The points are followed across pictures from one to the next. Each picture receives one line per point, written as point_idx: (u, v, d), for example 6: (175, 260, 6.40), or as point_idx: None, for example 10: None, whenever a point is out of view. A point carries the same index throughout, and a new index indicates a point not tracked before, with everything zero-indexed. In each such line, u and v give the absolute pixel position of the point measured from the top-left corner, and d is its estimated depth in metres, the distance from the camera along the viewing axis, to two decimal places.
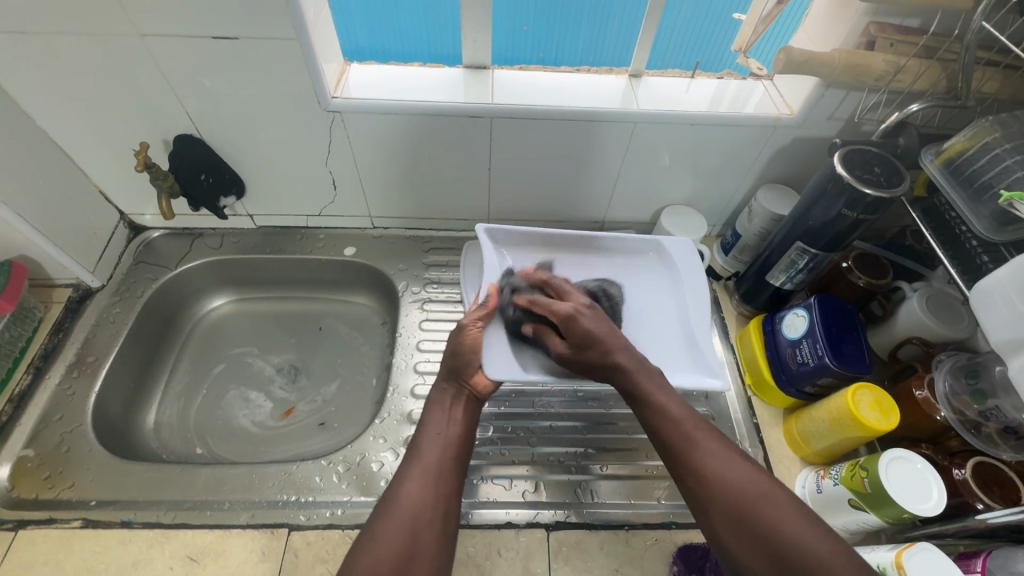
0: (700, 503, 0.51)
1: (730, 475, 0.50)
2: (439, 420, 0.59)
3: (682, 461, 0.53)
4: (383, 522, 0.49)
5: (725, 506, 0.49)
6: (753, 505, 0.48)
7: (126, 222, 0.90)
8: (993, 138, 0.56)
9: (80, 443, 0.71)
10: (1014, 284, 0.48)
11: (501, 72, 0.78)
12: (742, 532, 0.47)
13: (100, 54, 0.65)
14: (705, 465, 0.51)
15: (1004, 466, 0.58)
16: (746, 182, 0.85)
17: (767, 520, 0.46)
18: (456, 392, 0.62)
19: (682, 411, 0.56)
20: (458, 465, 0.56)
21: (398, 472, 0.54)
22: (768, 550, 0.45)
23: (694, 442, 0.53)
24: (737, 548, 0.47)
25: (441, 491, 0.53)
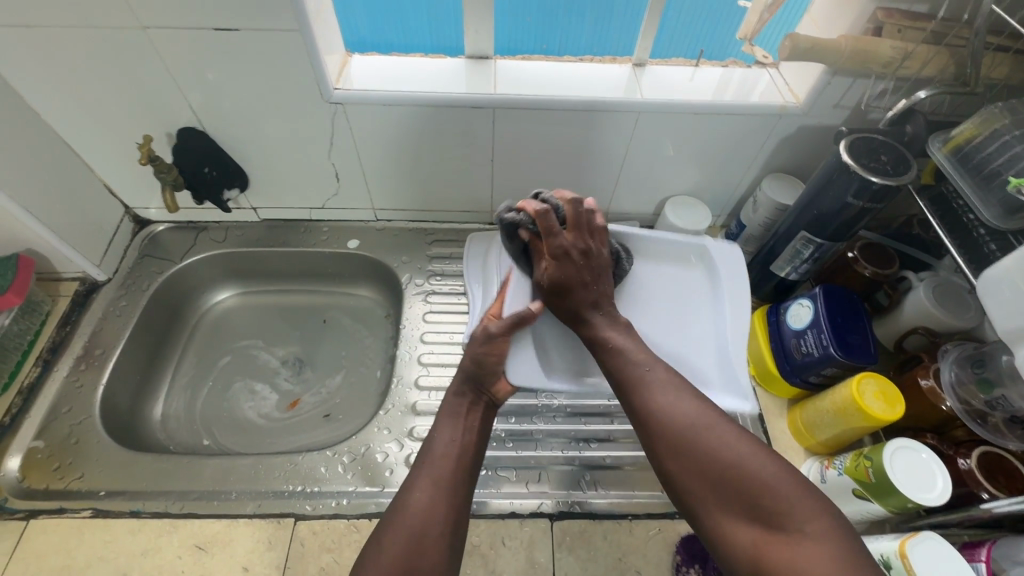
0: (649, 436, 0.52)
1: (678, 410, 0.51)
2: (452, 430, 0.57)
3: (631, 399, 0.54)
4: (391, 530, 0.50)
5: (672, 440, 0.50)
6: (700, 435, 0.49)
7: (131, 216, 0.90)
8: (1003, 124, 0.55)
9: (89, 434, 0.72)
10: (1021, 272, 0.47)
11: (503, 63, 0.77)
12: (685, 456, 0.49)
13: (102, 47, 0.65)
14: (655, 401, 0.52)
15: (1010, 455, 0.58)
16: (751, 172, 0.84)
17: (713, 450, 0.48)
18: (472, 399, 0.61)
19: (639, 353, 0.57)
20: (468, 474, 0.55)
21: (409, 479, 0.54)
22: (714, 476, 0.47)
23: (644, 383, 0.54)
24: (683, 476, 0.49)
25: (450, 502, 0.52)
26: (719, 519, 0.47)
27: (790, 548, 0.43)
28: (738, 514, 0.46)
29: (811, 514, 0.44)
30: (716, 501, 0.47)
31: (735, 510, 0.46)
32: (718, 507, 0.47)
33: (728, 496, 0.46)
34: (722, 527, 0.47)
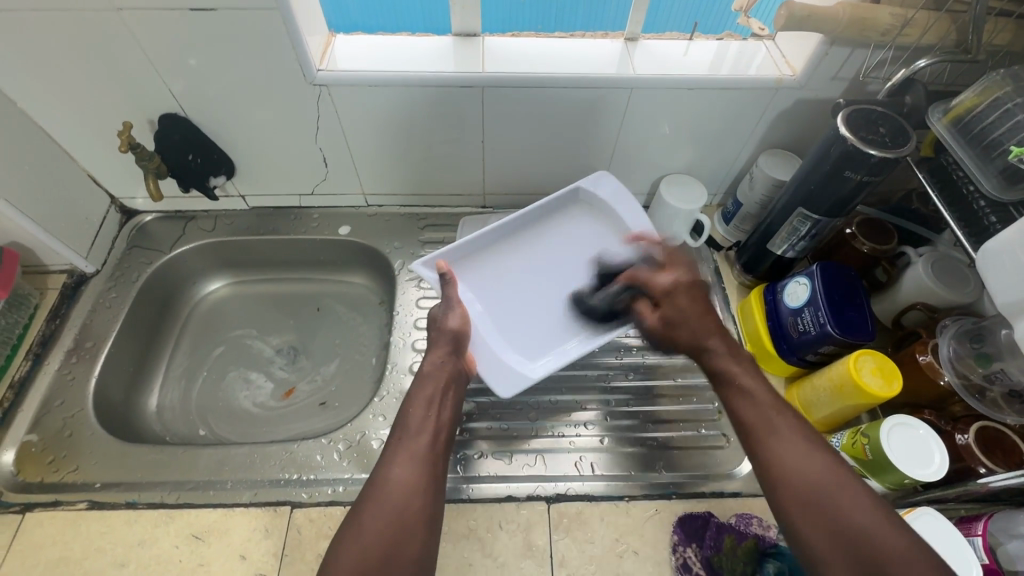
0: (772, 486, 0.50)
1: (811, 466, 0.48)
2: (426, 406, 0.58)
3: (755, 447, 0.52)
4: (369, 506, 0.49)
5: (798, 491, 0.48)
6: (835, 497, 0.46)
7: (118, 206, 0.89)
8: (1004, 92, 0.54)
9: (82, 427, 0.71)
10: (1022, 244, 0.46)
11: (491, 40, 0.75)
12: (817, 518, 0.46)
13: (75, 30, 0.63)
14: (786, 455, 0.50)
15: (1009, 430, 0.57)
16: (748, 148, 0.82)
17: (852, 518, 0.45)
18: (446, 379, 0.61)
19: (767, 395, 0.54)
20: (441, 450, 0.56)
21: (387, 454, 0.54)
22: (848, 546, 0.44)
23: (778, 433, 0.51)
24: (812, 533, 0.46)
25: (429, 475, 0.52)
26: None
27: None
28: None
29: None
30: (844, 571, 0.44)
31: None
32: None
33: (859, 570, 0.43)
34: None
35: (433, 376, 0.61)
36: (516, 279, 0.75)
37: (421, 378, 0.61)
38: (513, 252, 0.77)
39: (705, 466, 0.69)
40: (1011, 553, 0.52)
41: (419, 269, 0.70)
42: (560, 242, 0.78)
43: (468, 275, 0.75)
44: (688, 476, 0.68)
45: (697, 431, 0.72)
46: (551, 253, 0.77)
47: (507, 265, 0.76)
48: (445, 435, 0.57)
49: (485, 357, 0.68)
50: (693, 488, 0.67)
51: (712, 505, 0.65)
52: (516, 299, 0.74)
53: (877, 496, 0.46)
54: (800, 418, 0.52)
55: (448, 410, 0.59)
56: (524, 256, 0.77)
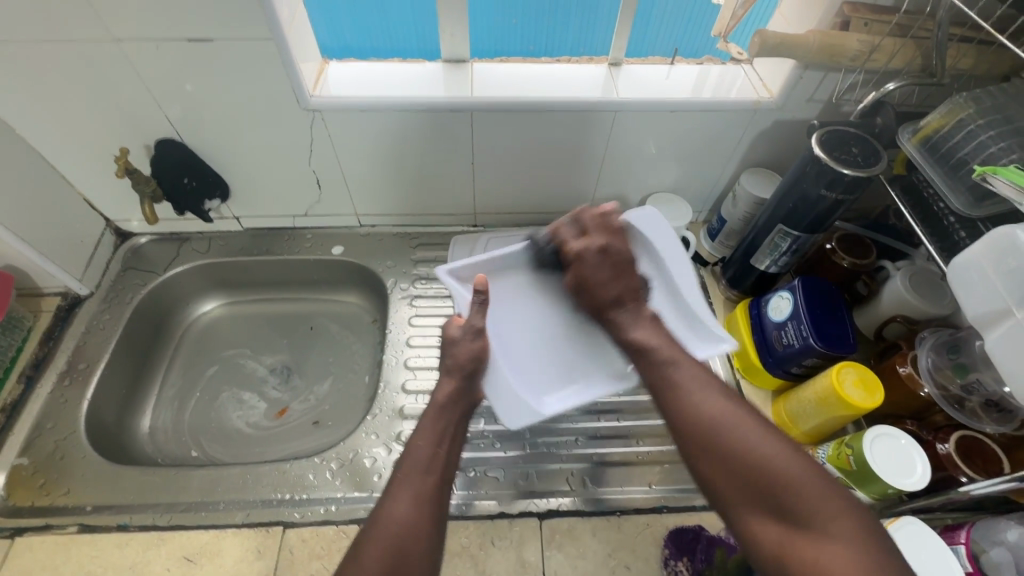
0: (676, 433, 0.48)
1: (708, 404, 0.47)
2: (430, 443, 0.55)
3: (659, 394, 0.50)
4: (370, 544, 0.47)
5: (701, 430, 0.46)
6: (729, 431, 0.45)
7: (113, 229, 0.90)
8: (967, 113, 0.56)
9: (74, 449, 0.71)
10: (990, 256, 0.48)
11: (480, 65, 0.78)
12: (716, 459, 0.45)
13: (75, 62, 0.65)
14: (686, 392, 0.48)
15: (988, 438, 0.59)
16: (731, 167, 0.85)
17: (750, 447, 0.44)
18: (461, 414, 0.59)
19: (669, 350, 0.52)
20: (449, 486, 0.54)
21: (391, 488, 0.52)
22: (749, 479, 0.43)
23: (674, 375, 0.50)
24: (711, 476, 0.45)
25: (433, 516, 0.50)
26: (751, 521, 0.43)
27: (814, 549, 0.40)
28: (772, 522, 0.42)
29: (847, 525, 0.40)
30: (749, 509, 0.43)
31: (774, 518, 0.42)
32: (748, 514, 0.43)
33: (760, 499, 0.43)
34: (746, 527, 0.43)
35: (451, 409, 0.58)
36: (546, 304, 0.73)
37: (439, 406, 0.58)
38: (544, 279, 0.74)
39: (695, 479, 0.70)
40: (993, 560, 0.52)
41: (443, 276, 0.69)
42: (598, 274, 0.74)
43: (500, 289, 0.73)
44: (679, 490, 0.69)
45: None
46: None
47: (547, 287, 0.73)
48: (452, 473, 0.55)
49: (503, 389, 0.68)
50: (684, 502, 0.68)
51: (703, 519, 0.66)
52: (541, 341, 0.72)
53: (769, 429, 0.45)
54: (700, 367, 0.50)
55: (458, 446, 0.57)
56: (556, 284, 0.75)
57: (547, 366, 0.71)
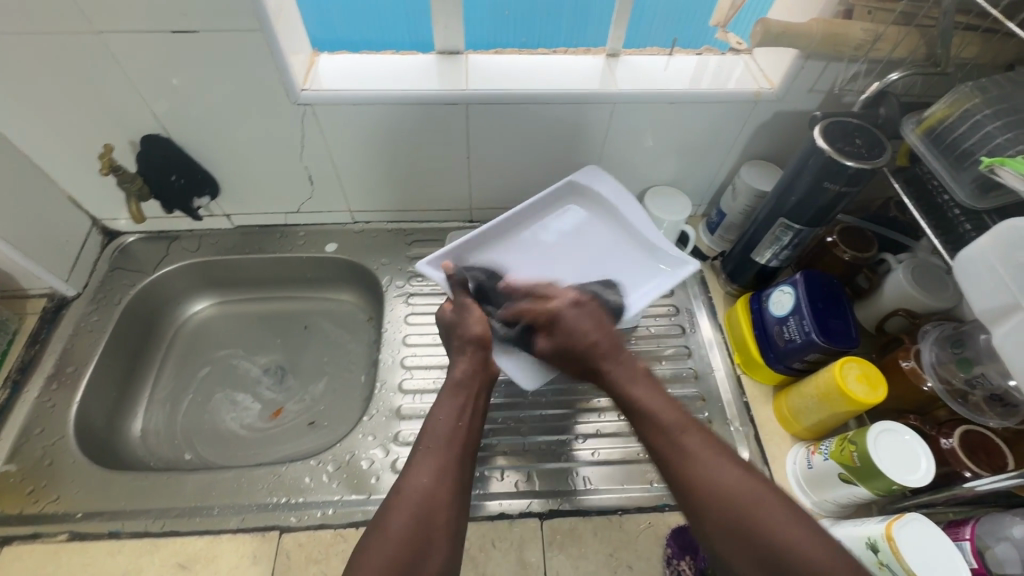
0: (693, 512, 0.51)
1: (731, 483, 0.50)
2: (452, 416, 0.57)
3: (669, 469, 0.53)
4: (394, 513, 0.50)
5: (718, 513, 0.49)
6: (754, 510, 0.48)
7: (99, 228, 0.88)
8: (974, 103, 0.55)
9: (64, 455, 0.69)
10: (997, 251, 0.47)
11: (475, 56, 0.76)
12: (736, 540, 0.48)
13: (54, 55, 0.62)
14: (696, 470, 0.51)
15: (991, 434, 0.58)
16: (730, 159, 0.83)
17: (763, 531, 0.47)
18: (478, 386, 0.60)
19: (674, 416, 0.55)
20: (470, 458, 0.56)
21: (415, 461, 0.54)
22: (769, 562, 0.46)
23: (684, 449, 0.53)
24: (727, 551, 0.49)
25: (454, 487, 0.53)
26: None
27: None
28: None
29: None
30: None
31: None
32: None
33: None
34: None
35: (469, 381, 0.60)
36: (517, 274, 0.75)
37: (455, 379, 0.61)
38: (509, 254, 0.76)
39: None
40: (998, 556, 0.52)
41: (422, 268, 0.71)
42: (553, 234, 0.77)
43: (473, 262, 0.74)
44: None
45: None
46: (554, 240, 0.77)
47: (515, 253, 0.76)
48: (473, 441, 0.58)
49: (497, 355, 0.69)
50: None
51: None
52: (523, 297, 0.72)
53: (794, 510, 0.48)
54: (705, 437, 0.53)
55: (479, 417, 0.60)
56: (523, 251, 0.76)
57: None
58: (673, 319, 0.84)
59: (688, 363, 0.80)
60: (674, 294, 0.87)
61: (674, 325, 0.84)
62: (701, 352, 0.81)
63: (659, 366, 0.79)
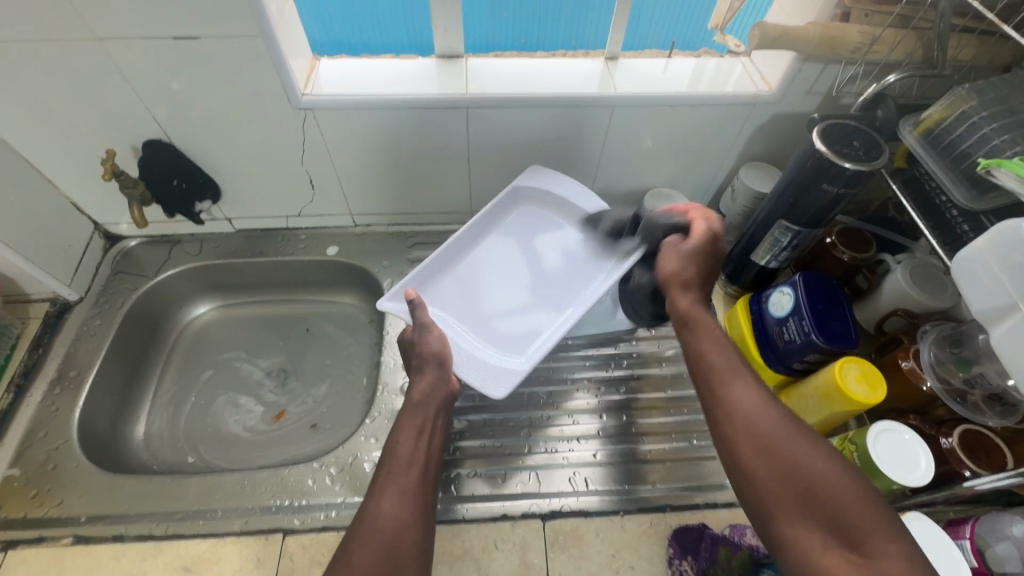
0: (724, 435, 0.50)
1: (759, 410, 0.50)
2: (411, 441, 0.57)
3: (707, 381, 0.54)
4: (356, 548, 0.48)
5: (750, 430, 0.49)
6: (778, 440, 0.48)
7: (102, 232, 0.88)
8: (971, 105, 0.55)
9: (67, 459, 0.70)
10: (993, 251, 0.48)
11: (475, 60, 0.76)
12: (761, 453, 0.47)
13: (58, 62, 0.63)
14: (730, 390, 0.52)
15: (990, 432, 0.59)
16: (730, 161, 0.84)
17: (795, 456, 0.46)
18: (438, 404, 0.60)
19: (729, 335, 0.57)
20: (432, 482, 0.56)
21: (376, 489, 0.53)
22: (790, 474, 0.45)
23: (720, 371, 0.54)
24: (751, 472, 0.48)
25: (417, 510, 0.52)
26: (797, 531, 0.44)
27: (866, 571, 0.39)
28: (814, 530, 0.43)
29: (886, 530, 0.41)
30: (787, 498, 0.45)
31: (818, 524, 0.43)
32: (789, 513, 0.44)
33: (801, 499, 0.44)
34: (786, 533, 0.44)
35: (425, 402, 0.60)
36: (476, 287, 0.73)
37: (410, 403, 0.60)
38: (466, 271, 0.75)
39: (699, 477, 0.70)
40: (998, 555, 0.52)
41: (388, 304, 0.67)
42: (506, 244, 0.78)
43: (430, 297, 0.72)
44: (682, 487, 0.69)
45: (689, 442, 0.73)
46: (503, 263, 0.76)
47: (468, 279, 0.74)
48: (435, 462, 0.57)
49: (471, 365, 0.66)
50: (687, 500, 0.67)
51: (706, 516, 0.66)
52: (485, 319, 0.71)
53: (803, 431, 0.48)
54: (754, 380, 0.53)
55: (439, 437, 0.59)
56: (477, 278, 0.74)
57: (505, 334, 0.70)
58: None
59: None
60: None
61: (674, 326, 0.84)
62: None
63: (660, 368, 0.80)
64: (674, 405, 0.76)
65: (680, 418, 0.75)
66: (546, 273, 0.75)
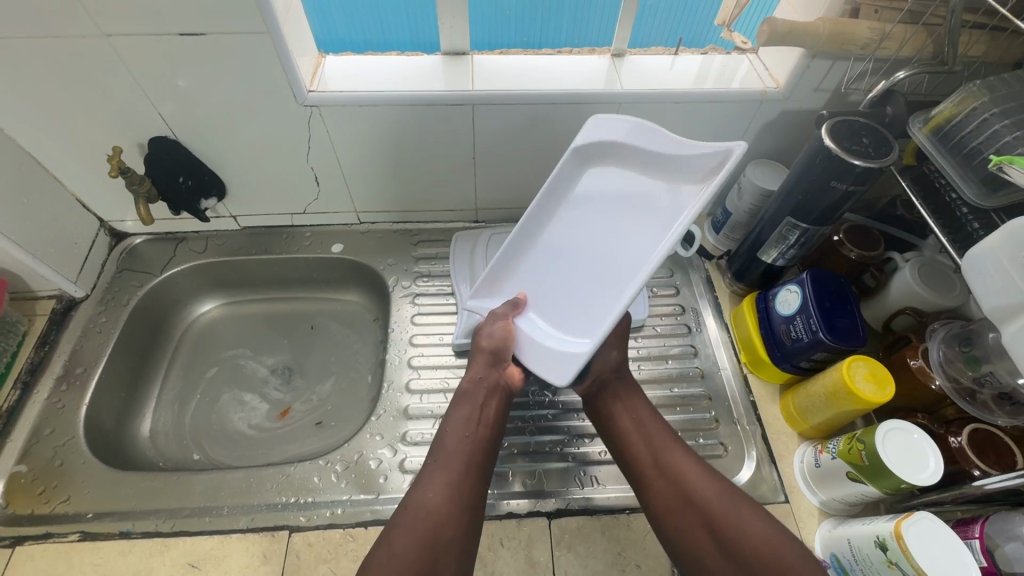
0: (666, 513, 0.58)
1: (701, 486, 0.58)
2: (459, 434, 0.62)
3: (654, 464, 0.61)
4: (402, 528, 0.55)
5: (692, 510, 0.57)
6: (722, 514, 0.55)
7: (107, 229, 0.88)
8: (983, 101, 0.55)
9: (74, 456, 0.70)
10: (1006, 250, 0.47)
11: (480, 58, 0.76)
12: (706, 528, 0.55)
13: (64, 59, 0.63)
14: (670, 473, 0.59)
15: (999, 432, 0.59)
16: (736, 159, 0.83)
17: (733, 528, 0.54)
18: (489, 396, 0.66)
19: (658, 428, 0.63)
20: (479, 473, 0.61)
21: (425, 475, 0.59)
22: (729, 550, 0.53)
23: (662, 449, 0.61)
24: (690, 534, 0.56)
25: (460, 500, 0.57)
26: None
27: None
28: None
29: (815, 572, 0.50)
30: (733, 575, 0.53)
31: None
32: None
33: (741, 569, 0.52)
34: None
35: (475, 396, 0.66)
36: (555, 271, 0.70)
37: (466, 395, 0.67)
38: (545, 255, 0.72)
39: None
40: (1008, 555, 0.52)
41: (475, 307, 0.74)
42: (592, 215, 0.69)
43: (517, 282, 0.73)
44: None
45: (695, 440, 0.73)
46: (591, 226, 0.69)
47: (551, 256, 0.71)
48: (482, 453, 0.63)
49: (535, 354, 0.67)
50: None
51: None
52: (562, 300, 0.68)
53: (744, 504, 0.56)
54: (690, 453, 0.61)
55: (489, 428, 0.64)
56: (563, 253, 0.70)
57: (579, 314, 0.66)
58: (678, 318, 0.85)
59: (695, 362, 0.80)
60: (680, 293, 0.88)
61: (679, 324, 0.84)
62: (707, 351, 0.81)
63: (665, 366, 0.80)
64: (679, 403, 0.76)
65: (685, 416, 0.75)
66: (618, 248, 0.66)
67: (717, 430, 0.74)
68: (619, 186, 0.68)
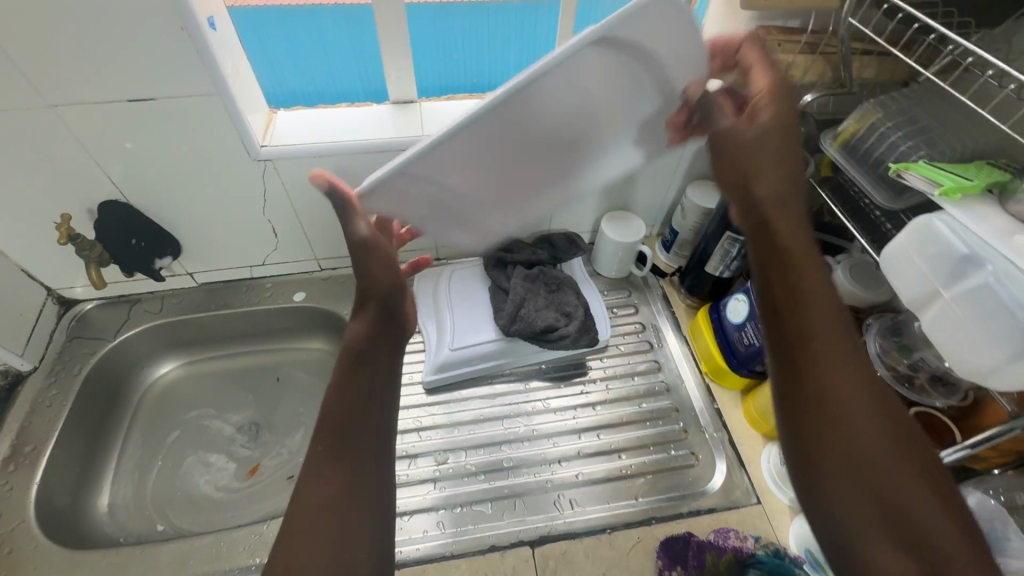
0: (793, 398, 0.41)
1: (846, 378, 0.40)
2: (345, 403, 0.48)
3: (790, 330, 0.43)
4: (293, 544, 0.40)
5: (828, 404, 0.40)
6: (867, 423, 0.38)
7: (55, 298, 0.85)
8: (878, 117, 0.62)
9: (24, 540, 0.65)
10: (914, 245, 0.53)
11: (429, 104, 0.80)
12: (837, 431, 0.39)
13: (7, 130, 0.62)
14: (811, 351, 0.41)
15: (939, 412, 0.64)
16: (677, 182, 0.89)
17: (876, 451, 0.37)
18: (387, 359, 0.52)
19: (811, 283, 0.44)
20: (382, 452, 0.46)
21: (311, 466, 0.44)
22: (863, 470, 0.37)
23: (808, 313, 0.43)
24: (810, 432, 0.40)
25: (366, 494, 0.43)
26: (859, 529, 0.36)
27: None
28: (879, 531, 0.36)
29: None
30: (861, 502, 0.37)
31: (888, 531, 0.35)
32: (859, 518, 0.37)
33: (873, 503, 0.36)
34: (859, 544, 0.36)
35: (371, 359, 0.51)
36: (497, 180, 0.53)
37: (355, 358, 0.51)
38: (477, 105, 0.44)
39: (680, 486, 0.72)
40: None
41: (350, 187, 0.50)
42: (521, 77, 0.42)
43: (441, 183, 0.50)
44: (665, 499, 0.71)
45: (667, 453, 0.75)
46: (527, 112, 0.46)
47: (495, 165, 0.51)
48: (382, 431, 0.47)
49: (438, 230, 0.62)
50: (671, 511, 0.69)
51: (691, 524, 0.67)
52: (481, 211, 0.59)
53: (879, 406, 0.39)
54: (848, 332, 0.42)
55: (387, 392, 0.50)
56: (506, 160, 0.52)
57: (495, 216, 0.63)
58: (640, 335, 0.88)
59: (660, 377, 0.83)
60: (639, 311, 0.91)
61: (642, 341, 0.87)
62: (670, 365, 0.84)
63: (633, 383, 0.82)
64: (649, 418, 0.79)
65: (656, 430, 0.77)
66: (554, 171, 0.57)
67: (687, 440, 0.76)
68: (581, 77, 0.44)
